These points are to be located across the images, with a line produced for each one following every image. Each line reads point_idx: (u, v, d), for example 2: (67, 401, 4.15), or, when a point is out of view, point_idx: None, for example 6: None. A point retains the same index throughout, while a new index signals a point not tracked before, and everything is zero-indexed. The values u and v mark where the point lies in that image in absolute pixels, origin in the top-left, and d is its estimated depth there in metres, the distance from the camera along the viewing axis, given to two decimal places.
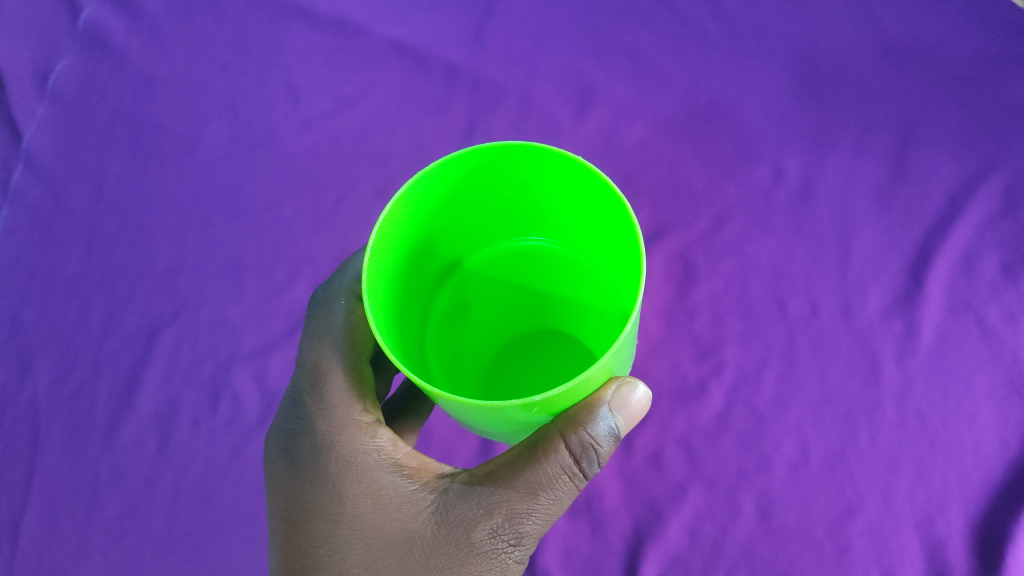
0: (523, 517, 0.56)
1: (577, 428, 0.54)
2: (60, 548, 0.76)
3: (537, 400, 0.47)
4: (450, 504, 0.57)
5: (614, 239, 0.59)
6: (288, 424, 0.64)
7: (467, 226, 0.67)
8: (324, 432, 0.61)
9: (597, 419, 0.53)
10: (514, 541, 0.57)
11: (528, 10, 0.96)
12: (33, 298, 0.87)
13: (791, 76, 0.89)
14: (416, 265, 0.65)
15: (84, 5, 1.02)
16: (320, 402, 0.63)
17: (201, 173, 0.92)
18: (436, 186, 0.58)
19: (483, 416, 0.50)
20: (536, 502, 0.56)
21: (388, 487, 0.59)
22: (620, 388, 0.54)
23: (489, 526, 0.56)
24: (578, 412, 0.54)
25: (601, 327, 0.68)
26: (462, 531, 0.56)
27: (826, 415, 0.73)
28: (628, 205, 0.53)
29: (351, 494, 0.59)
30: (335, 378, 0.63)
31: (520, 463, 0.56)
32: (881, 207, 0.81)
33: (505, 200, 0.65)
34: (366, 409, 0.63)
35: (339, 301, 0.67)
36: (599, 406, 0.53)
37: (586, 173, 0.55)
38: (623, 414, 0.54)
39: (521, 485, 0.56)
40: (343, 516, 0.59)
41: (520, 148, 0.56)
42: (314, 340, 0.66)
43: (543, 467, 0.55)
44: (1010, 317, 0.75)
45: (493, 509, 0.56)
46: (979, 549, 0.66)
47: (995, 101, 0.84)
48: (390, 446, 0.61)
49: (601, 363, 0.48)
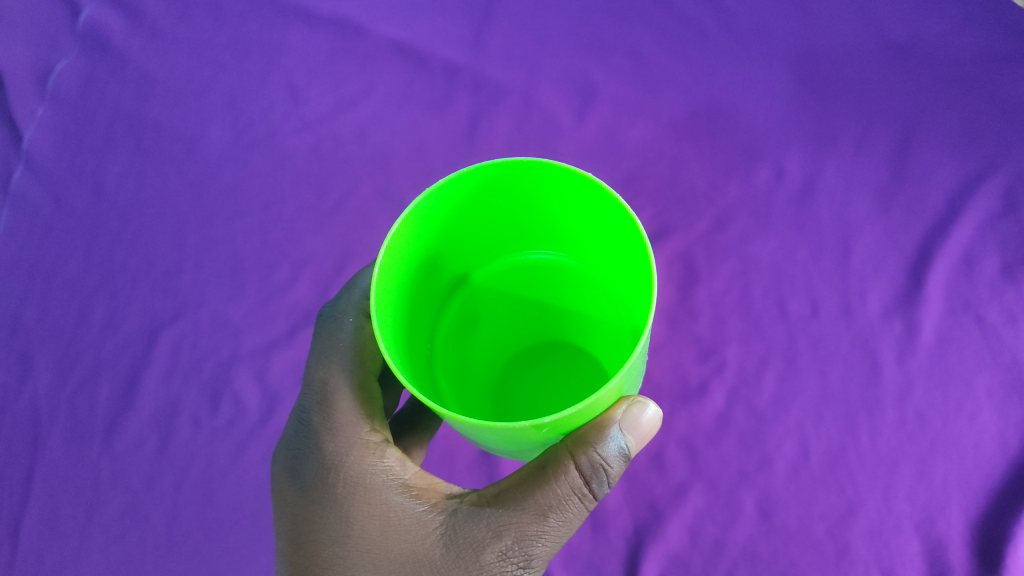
0: (533, 540, 0.56)
1: (587, 449, 0.54)
2: (60, 549, 0.76)
3: (547, 421, 0.47)
4: (459, 526, 0.57)
5: (623, 253, 0.59)
6: (296, 444, 0.64)
7: (474, 241, 0.68)
8: (331, 452, 0.61)
9: (607, 439, 0.53)
10: (523, 563, 0.57)
11: (529, 10, 0.96)
12: (33, 298, 0.87)
13: (793, 78, 0.89)
14: (424, 279, 0.65)
15: (84, 5, 1.02)
16: (327, 422, 0.63)
17: (202, 173, 0.92)
18: (442, 204, 0.58)
19: (494, 438, 0.51)
20: (545, 524, 0.56)
21: (396, 509, 0.59)
22: (631, 407, 0.54)
23: (499, 549, 0.56)
24: (589, 432, 0.54)
25: (610, 339, 0.68)
26: (471, 553, 0.56)
27: (826, 415, 0.73)
28: (637, 221, 0.53)
29: (359, 516, 0.59)
30: (343, 398, 0.63)
31: (529, 484, 0.56)
32: (881, 207, 0.82)
33: (511, 215, 0.65)
34: (374, 429, 0.62)
35: (347, 318, 0.68)
36: (610, 426, 0.53)
37: (595, 189, 0.55)
38: (634, 433, 0.54)
39: (530, 506, 0.56)
40: (351, 538, 0.59)
41: (526, 164, 0.56)
42: (321, 358, 0.66)
43: (553, 488, 0.55)
44: (1010, 318, 0.75)
45: (502, 531, 0.56)
46: (979, 549, 0.66)
47: (995, 102, 0.84)
48: (399, 466, 0.61)
49: (612, 384, 0.48)
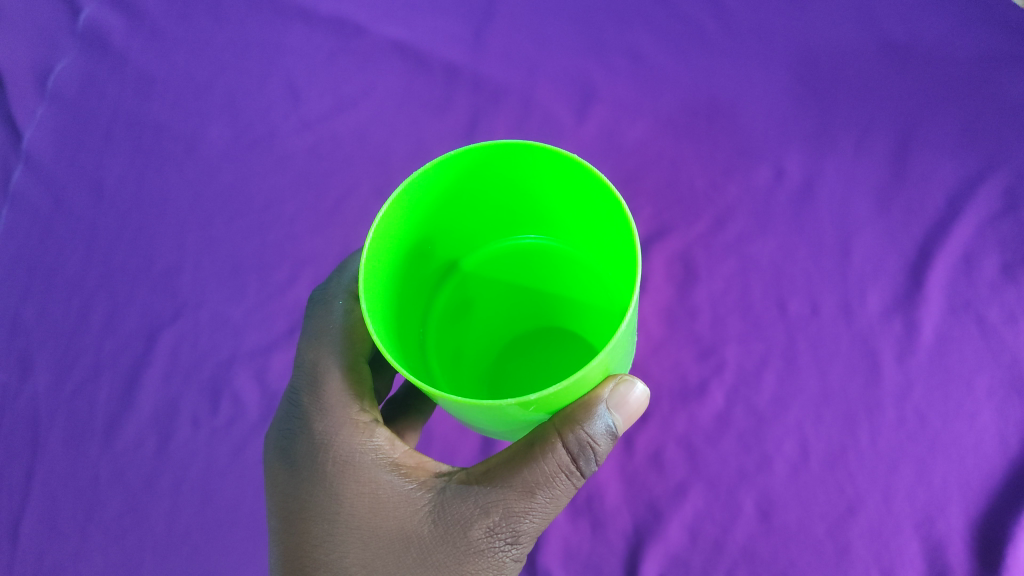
0: (520, 516, 0.56)
1: (574, 427, 0.53)
2: (60, 549, 0.76)
3: (533, 398, 0.47)
4: (447, 503, 0.57)
5: (609, 234, 0.59)
6: (286, 424, 0.64)
7: (462, 227, 0.67)
8: (321, 431, 0.62)
9: (594, 417, 0.53)
10: (511, 539, 0.57)
11: (529, 10, 0.96)
12: (33, 298, 0.87)
13: (791, 76, 0.89)
14: (413, 266, 0.65)
15: (84, 4, 1.02)
16: (317, 402, 0.63)
17: (202, 172, 0.92)
18: (430, 188, 0.58)
19: (478, 415, 0.50)
20: (532, 501, 0.56)
21: (385, 487, 0.59)
22: (618, 386, 0.53)
23: (486, 525, 0.56)
24: (575, 410, 0.53)
25: (599, 323, 0.68)
26: (458, 529, 0.56)
27: (826, 415, 0.73)
28: (622, 200, 0.53)
29: (348, 494, 0.59)
30: (333, 378, 0.64)
31: (517, 461, 0.56)
32: (882, 207, 0.82)
33: (498, 199, 0.65)
34: (363, 409, 0.63)
35: (336, 301, 0.67)
36: (597, 405, 0.53)
37: (580, 170, 0.55)
38: (622, 412, 0.54)
39: (518, 484, 0.55)
40: (340, 516, 0.59)
41: (510, 147, 0.56)
42: (311, 341, 0.66)
43: (540, 465, 0.55)
44: (1010, 317, 0.75)
45: (490, 508, 0.56)
46: (979, 549, 0.66)
47: (994, 101, 0.84)
48: (388, 445, 0.61)
49: (597, 361, 0.48)
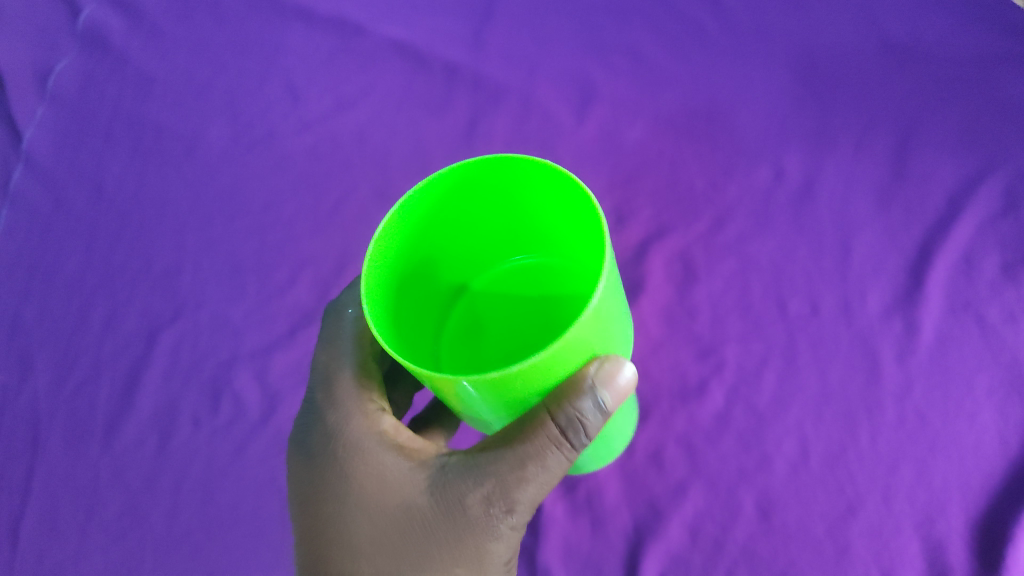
0: (514, 489, 0.55)
1: (562, 403, 0.50)
2: (60, 549, 0.76)
3: (516, 370, 0.43)
4: (447, 479, 0.57)
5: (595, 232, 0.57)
6: (302, 418, 0.65)
7: (463, 247, 0.66)
8: (330, 421, 0.62)
9: (581, 393, 0.49)
10: (506, 512, 0.56)
11: (528, 10, 0.96)
12: (33, 298, 0.87)
13: (791, 76, 0.89)
14: (418, 287, 0.63)
15: (84, 5, 1.02)
16: (327, 396, 0.64)
17: (201, 172, 0.92)
18: (422, 207, 0.57)
19: (464, 399, 0.47)
20: (525, 473, 0.54)
21: (390, 467, 0.59)
22: (606, 362, 0.49)
23: (483, 496, 0.55)
24: (566, 389, 0.49)
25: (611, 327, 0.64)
26: (458, 501, 0.56)
27: (826, 415, 0.73)
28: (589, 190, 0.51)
29: (355, 475, 0.59)
30: (343, 373, 0.64)
31: (510, 435, 0.54)
32: (881, 206, 0.81)
33: (493, 218, 0.63)
34: (371, 397, 0.63)
35: (348, 310, 0.68)
36: (583, 381, 0.49)
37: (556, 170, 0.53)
38: (611, 389, 0.50)
39: (511, 456, 0.54)
40: (349, 496, 0.59)
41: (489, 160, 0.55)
42: (325, 344, 0.67)
43: (530, 441, 0.53)
44: (1011, 317, 0.74)
45: (484, 480, 0.55)
46: (980, 549, 0.66)
47: (995, 100, 0.84)
48: (392, 429, 0.61)
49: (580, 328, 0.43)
